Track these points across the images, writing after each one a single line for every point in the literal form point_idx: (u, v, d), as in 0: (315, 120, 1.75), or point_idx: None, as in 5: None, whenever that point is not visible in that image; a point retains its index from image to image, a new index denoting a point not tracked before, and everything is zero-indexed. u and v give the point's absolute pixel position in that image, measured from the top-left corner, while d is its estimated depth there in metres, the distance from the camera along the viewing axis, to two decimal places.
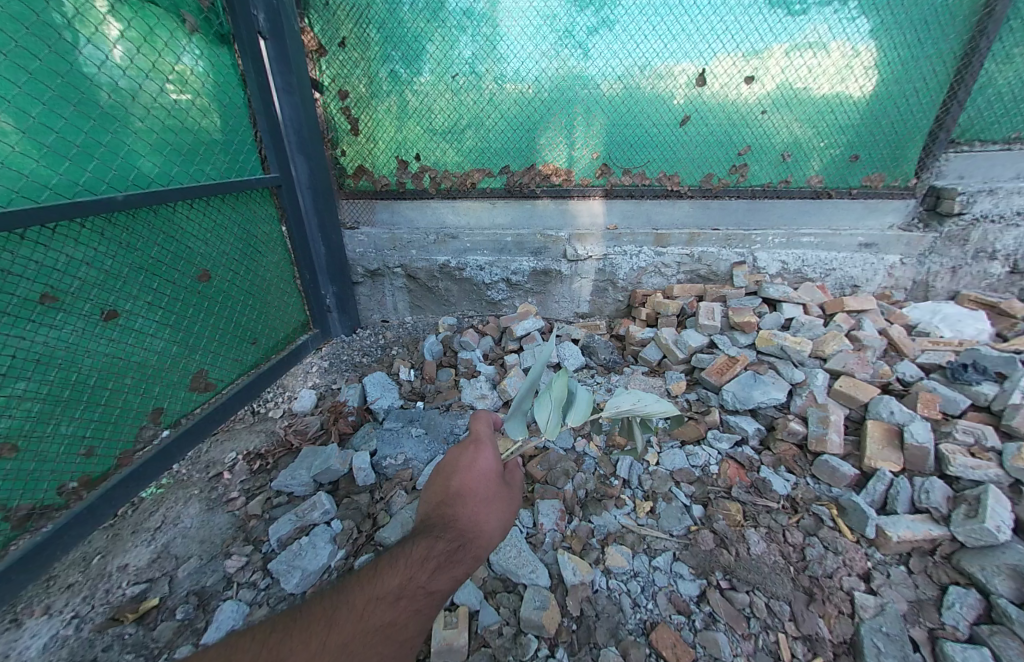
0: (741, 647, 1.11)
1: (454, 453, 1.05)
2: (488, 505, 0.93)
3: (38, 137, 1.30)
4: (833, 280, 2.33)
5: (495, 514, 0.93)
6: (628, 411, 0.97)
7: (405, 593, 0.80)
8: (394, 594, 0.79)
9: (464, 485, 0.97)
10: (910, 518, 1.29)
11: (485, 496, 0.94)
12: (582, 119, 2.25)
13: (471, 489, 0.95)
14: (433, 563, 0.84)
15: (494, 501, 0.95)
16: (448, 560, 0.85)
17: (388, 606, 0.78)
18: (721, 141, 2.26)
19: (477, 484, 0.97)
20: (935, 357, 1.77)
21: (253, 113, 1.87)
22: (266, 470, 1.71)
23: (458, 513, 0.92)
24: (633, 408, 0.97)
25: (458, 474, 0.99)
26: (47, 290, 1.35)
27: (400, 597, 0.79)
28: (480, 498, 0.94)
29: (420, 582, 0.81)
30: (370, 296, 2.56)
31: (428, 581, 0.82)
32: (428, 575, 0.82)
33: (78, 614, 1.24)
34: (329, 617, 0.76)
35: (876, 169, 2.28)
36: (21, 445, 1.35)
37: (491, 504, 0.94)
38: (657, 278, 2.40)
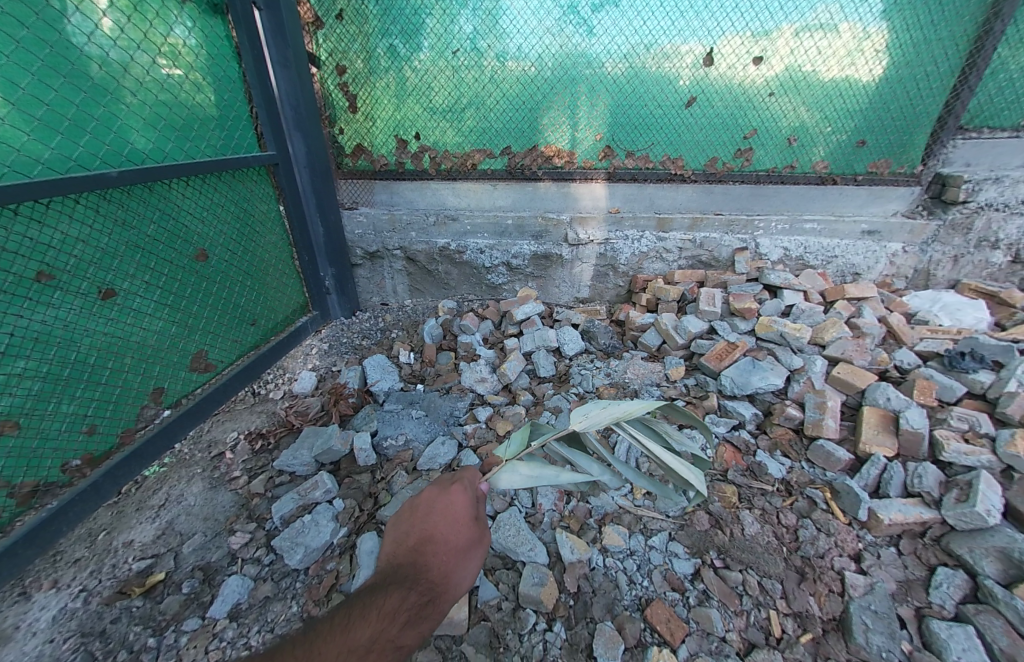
0: (734, 623, 1.15)
1: (431, 489, 0.97)
2: (462, 552, 0.89)
3: (28, 110, 1.26)
4: (834, 268, 2.32)
5: (466, 562, 0.90)
6: (598, 410, 1.05)
7: (376, 646, 0.72)
8: (365, 647, 0.71)
9: (438, 527, 0.91)
10: (902, 501, 1.32)
11: (459, 544, 0.90)
12: (586, 99, 2.20)
13: (446, 535, 0.90)
14: (403, 616, 0.78)
15: (468, 549, 0.91)
16: (419, 609, 0.80)
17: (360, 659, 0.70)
18: (726, 124, 2.22)
19: (454, 532, 0.91)
20: (933, 345, 1.77)
21: (248, 88, 1.82)
22: (268, 449, 1.72)
23: (432, 557, 0.87)
24: (602, 408, 1.05)
25: (433, 513, 0.92)
26: (42, 268, 1.34)
27: (371, 651, 0.71)
28: (456, 545, 0.89)
29: (390, 636, 0.74)
30: (369, 279, 2.54)
31: (398, 635, 0.75)
32: (400, 627, 0.76)
33: (86, 587, 1.27)
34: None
35: (882, 155, 2.26)
36: (22, 423, 1.35)
37: (464, 552, 0.90)
38: (659, 264, 2.38)
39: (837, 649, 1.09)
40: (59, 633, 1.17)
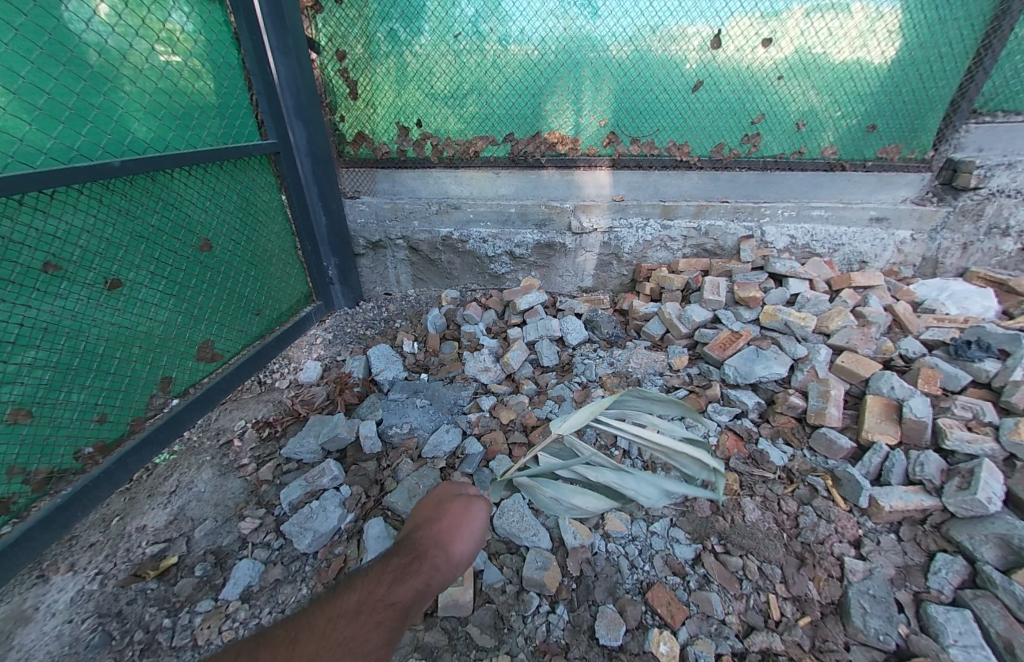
0: (734, 606, 1.17)
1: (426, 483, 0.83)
2: (462, 510, 0.72)
3: (29, 99, 1.26)
4: (841, 256, 2.30)
5: (470, 514, 0.72)
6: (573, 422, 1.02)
7: (363, 611, 0.57)
8: (349, 613, 0.56)
9: (439, 502, 0.76)
10: (903, 489, 1.33)
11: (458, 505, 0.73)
12: (590, 83, 2.16)
13: (444, 503, 0.74)
14: (390, 578, 0.61)
15: (470, 506, 0.73)
16: (411, 565, 0.63)
17: (341, 629, 0.54)
18: (733, 109, 2.19)
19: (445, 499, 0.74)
20: (939, 333, 1.76)
21: (247, 75, 1.80)
22: (275, 437, 1.75)
23: (430, 522, 0.71)
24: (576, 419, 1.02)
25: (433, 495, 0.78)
26: (49, 259, 1.35)
27: (356, 618, 0.56)
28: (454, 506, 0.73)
29: (377, 597, 0.58)
30: (372, 268, 2.54)
31: (385, 594, 0.58)
32: (388, 585, 0.59)
33: (102, 570, 1.30)
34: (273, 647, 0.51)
35: (893, 140, 2.22)
36: (35, 411, 1.37)
37: (465, 507, 0.73)
38: (663, 253, 2.36)
39: (835, 632, 1.11)
40: (78, 613, 1.20)
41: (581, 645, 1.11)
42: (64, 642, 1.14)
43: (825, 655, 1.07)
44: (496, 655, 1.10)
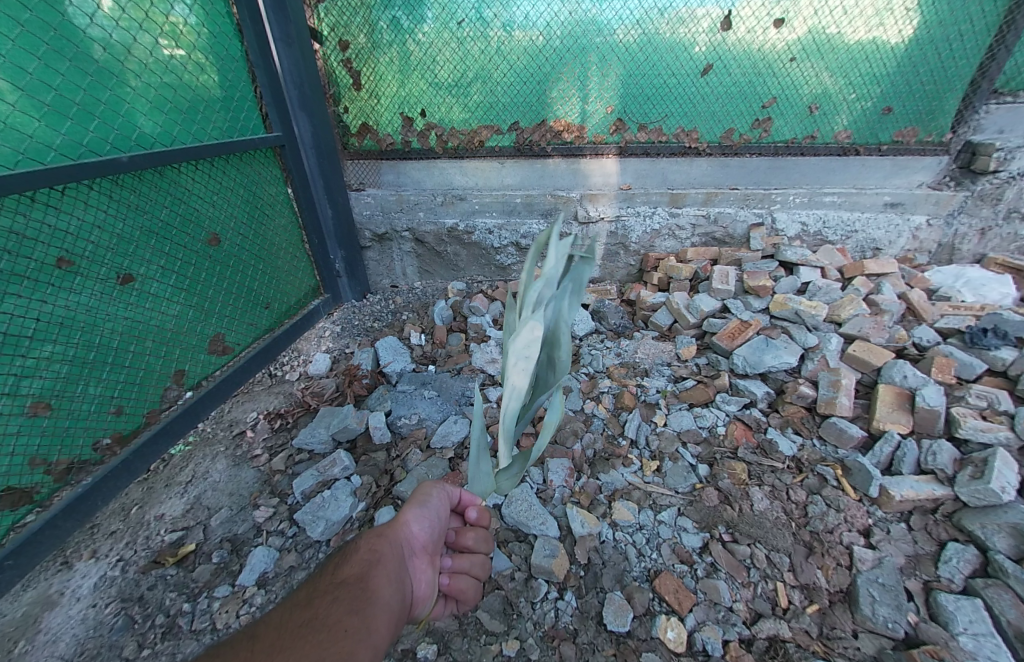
0: (741, 594, 1.18)
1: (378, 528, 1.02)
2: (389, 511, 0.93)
3: (37, 95, 1.27)
4: (854, 243, 2.25)
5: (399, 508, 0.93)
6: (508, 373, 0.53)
7: (318, 594, 0.69)
8: (305, 600, 0.68)
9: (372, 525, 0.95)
10: (914, 478, 1.32)
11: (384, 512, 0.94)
12: (596, 69, 2.12)
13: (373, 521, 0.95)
14: (337, 566, 0.77)
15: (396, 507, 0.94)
16: (355, 556, 0.80)
17: (304, 608, 0.66)
18: (744, 93, 2.13)
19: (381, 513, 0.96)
20: (954, 321, 1.74)
21: (251, 66, 1.79)
22: (287, 428, 1.78)
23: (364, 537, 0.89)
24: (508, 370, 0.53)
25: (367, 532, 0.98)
26: (63, 254, 1.37)
27: (314, 598, 0.68)
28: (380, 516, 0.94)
29: (327, 580, 0.73)
30: (379, 261, 2.55)
31: (335, 574, 0.75)
32: (334, 570, 0.75)
33: (123, 557, 1.35)
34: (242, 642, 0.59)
35: (909, 122, 2.15)
36: (54, 404, 1.41)
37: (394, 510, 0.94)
38: (671, 242, 2.34)
39: (844, 620, 1.11)
40: (101, 598, 1.25)
41: (589, 631, 1.13)
42: (89, 626, 1.18)
43: (832, 643, 1.08)
44: (505, 640, 1.12)
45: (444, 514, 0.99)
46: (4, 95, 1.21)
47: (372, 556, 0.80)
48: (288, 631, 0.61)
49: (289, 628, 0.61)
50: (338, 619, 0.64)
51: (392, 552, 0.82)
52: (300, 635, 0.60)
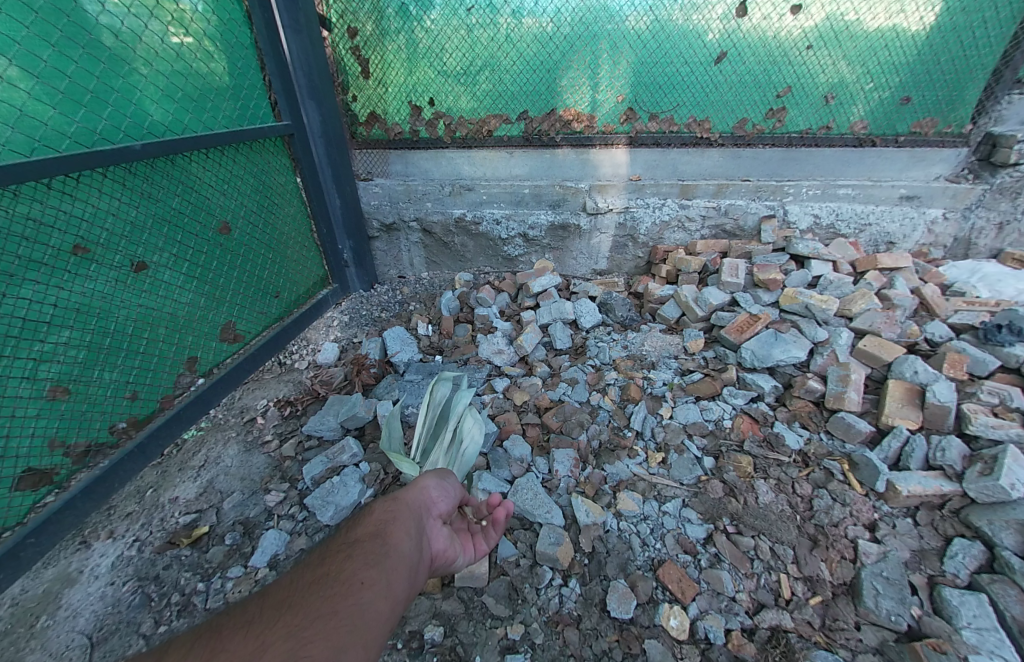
0: (744, 584, 1.19)
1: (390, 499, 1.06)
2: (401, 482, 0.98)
3: (52, 83, 1.28)
4: (867, 237, 2.21)
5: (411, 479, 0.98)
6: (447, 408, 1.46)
7: (332, 552, 0.72)
8: (319, 557, 0.71)
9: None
10: (922, 474, 1.31)
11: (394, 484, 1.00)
12: (607, 57, 2.09)
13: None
14: (351, 524, 0.80)
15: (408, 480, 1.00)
16: (371, 515, 0.83)
17: (317, 566, 0.68)
18: (758, 81, 2.09)
19: None
20: (968, 317, 1.71)
21: (261, 53, 1.78)
22: (296, 415, 1.81)
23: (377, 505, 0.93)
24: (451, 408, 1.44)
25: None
26: (78, 241, 1.39)
27: (325, 558, 0.70)
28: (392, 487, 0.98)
29: (341, 538, 0.76)
30: (386, 251, 2.55)
31: (349, 533, 0.77)
32: (348, 529, 0.78)
33: (139, 537, 1.39)
34: (257, 600, 0.61)
35: (928, 113, 2.10)
36: (72, 388, 1.44)
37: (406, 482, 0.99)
38: (680, 234, 2.31)
39: (847, 612, 1.12)
40: (118, 576, 1.29)
41: (592, 617, 1.14)
42: (107, 603, 1.22)
43: (835, 634, 1.08)
44: (510, 624, 1.15)
45: (459, 488, 1.04)
46: (17, 83, 1.23)
47: (388, 515, 0.83)
48: (301, 589, 0.63)
49: (300, 590, 0.63)
50: (352, 576, 0.66)
51: (408, 514, 0.86)
52: (310, 597, 0.61)
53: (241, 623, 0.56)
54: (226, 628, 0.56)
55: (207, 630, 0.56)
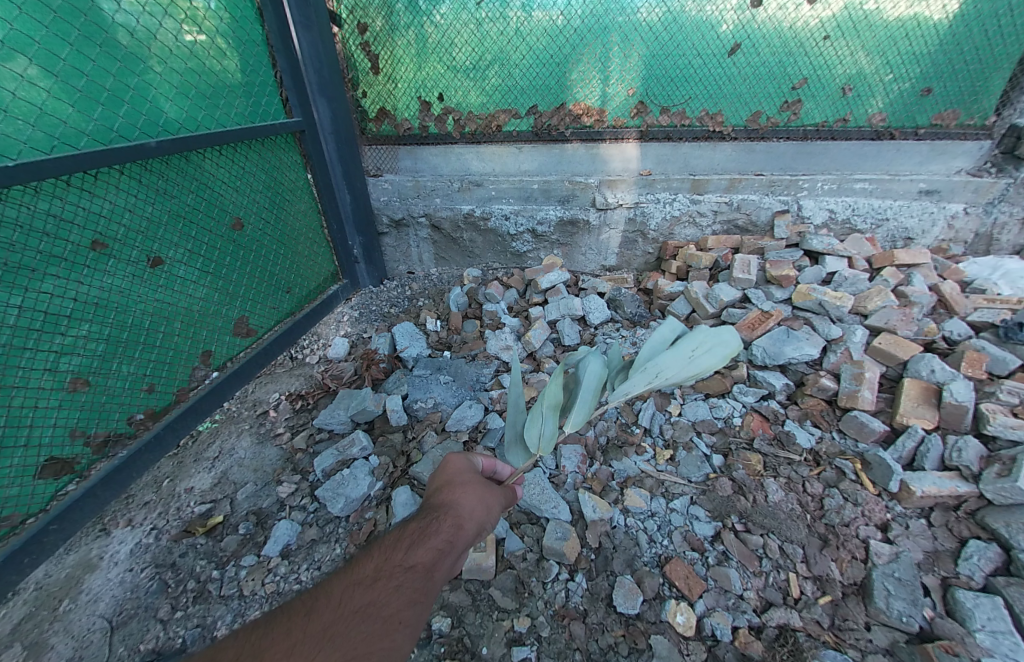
0: (752, 583, 1.18)
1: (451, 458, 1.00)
2: (468, 484, 0.89)
3: (70, 81, 1.31)
4: (884, 232, 2.16)
5: (479, 491, 0.88)
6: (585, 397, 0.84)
7: (383, 574, 0.74)
8: (370, 577, 0.73)
9: (446, 479, 0.92)
10: (937, 475, 1.29)
11: (461, 479, 0.90)
12: (618, 49, 2.06)
13: (447, 479, 0.91)
14: (409, 542, 0.78)
15: (477, 483, 0.90)
16: (431, 538, 0.79)
17: (365, 589, 0.72)
18: (773, 73, 2.06)
19: (466, 472, 0.93)
20: (988, 315, 1.67)
21: (272, 51, 1.80)
22: (307, 409, 1.84)
23: (439, 498, 0.87)
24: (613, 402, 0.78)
25: (436, 476, 0.96)
26: (97, 237, 1.42)
27: (376, 581, 0.73)
28: (457, 483, 0.89)
29: (395, 561, 0.75)
30: (396, 247, 2.57)
31: (404, 557, 0.76)
32: (404, 552, 0.76)
33: (156, 526, 1.43)
34: (305, 620, 0.67)
35: (950, 105, 2.05)
36: (92, 380, 1.48)
37: (473, 487, 0.89)
38: (691, 229, 2.29)
39: (857, 612, 1.11)
40: (137, 563, 1.33)
41: (598, 612, 1.15)
42: (126, 588, 1.26)
43: (844, 634, 1.08)
44: (517, 617, 1.16)
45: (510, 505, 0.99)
46: (38, 82, 1.25)
47: (445, 545, 0.79)
48: (344, 614, 0.68)
49: (345, 613, 0.68)
50: (393, 613, 0.69)
51: (465, 544, 0.82)
52: (351, 628, 0.66)
53: (285, 651, 0.61)
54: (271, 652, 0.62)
55: (254, 652, 0.63)
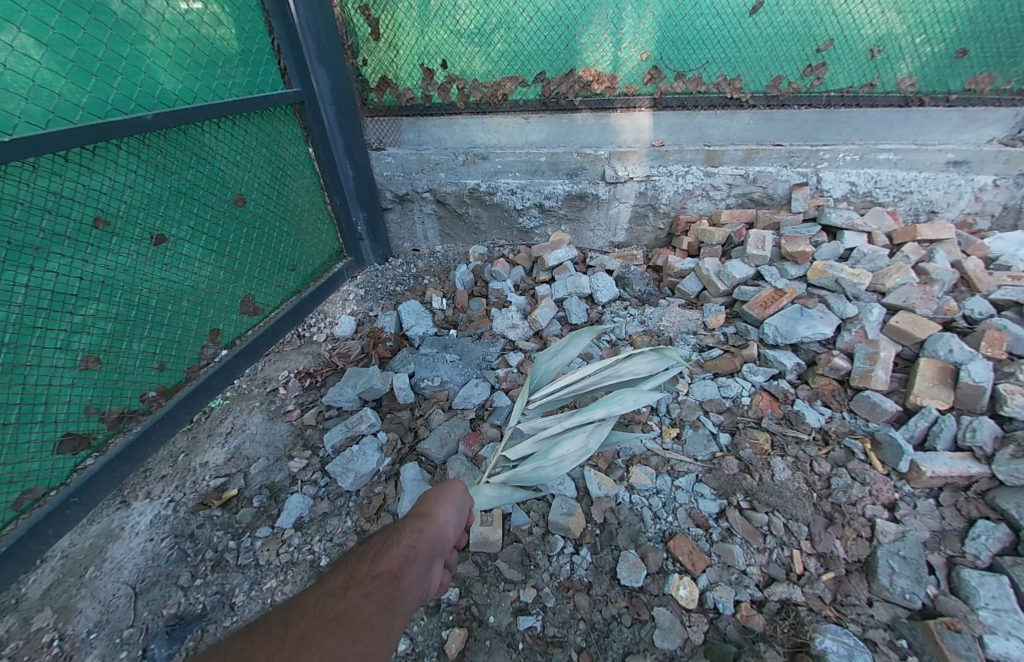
0: (755, 559, 1.20)
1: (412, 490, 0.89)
2: (429, 494, 0.79)
3: (61, 51, 1.27)
4: (907, 206, 2.07)
5: (437, 495, 0.79)
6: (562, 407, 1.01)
7: (351, 584, 0.61)
8: (337, 588, 0.60)
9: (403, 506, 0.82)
10: (948, 455, 1.27)
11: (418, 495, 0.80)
12: (632, 9, 1.95)
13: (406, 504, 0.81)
14: (372, 550, 0.66)
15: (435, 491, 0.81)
16: (393, 546, 0.67)
17: (334, 599, 0.58)
18: (797, 35, 1.94)
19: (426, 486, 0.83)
20: (1013, 292, 1.60)
21: (268, 15, 1.71)
22: (316, 386, 1.86)
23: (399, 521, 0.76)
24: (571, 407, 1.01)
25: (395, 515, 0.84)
26: (98, 214, 1.40)
27: (346, 589, 0.59)
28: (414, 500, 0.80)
29: (361, 570, 0.63)
30: (400, 224, 2.53)
31: (371, 563, 0.64)
32: (370, 559, 0.64)
33: (174, 498, 1.47)
34: (265, 625, 0.53)
35: (986, 68, 1.93)
36: (103, 358, 1.49)
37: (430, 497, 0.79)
38: (704, 203, 2.21)
39: (859, 588, 1.12)
40: (157, 534, 1.38)
41: (602, 584, 1.18)
42: (148, 557, 1.32)
43: (846, 609, 1.09)
44: (523, 588, 1.19)
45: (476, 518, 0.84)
46: (30, 52, 1.22)
47: (412, 549, 0.67)
48: (315, 622, 0.54)
49: (317, 621, 0.54)
50: (363, 619, 0.55)
51: (438, 553, 0.70)
52: (323, 636, 0.52)
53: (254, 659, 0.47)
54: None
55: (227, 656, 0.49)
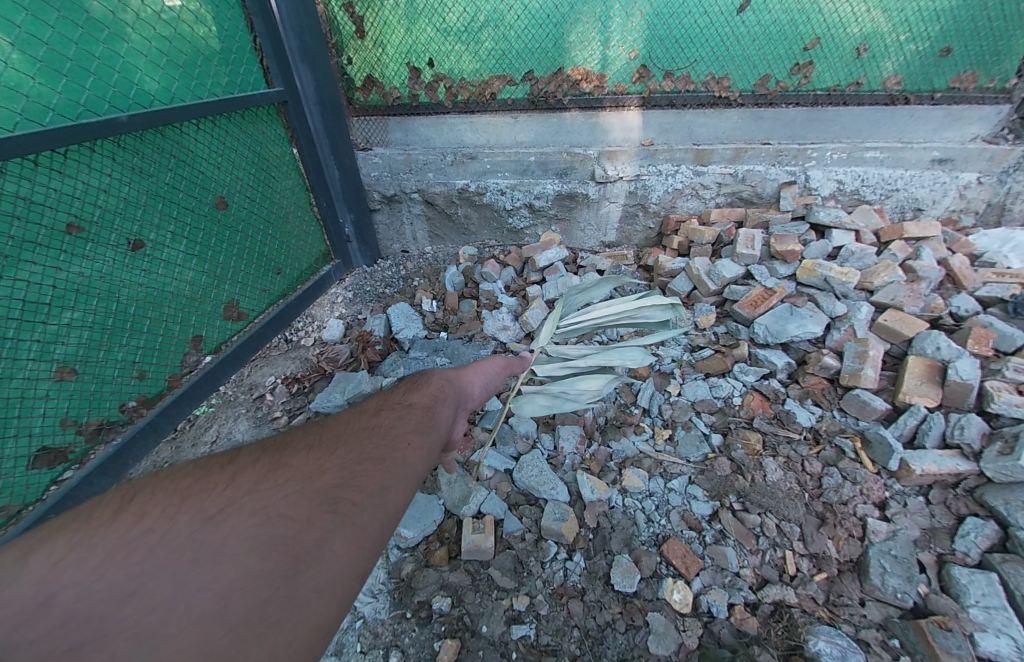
0: (748, 560, 1.19)
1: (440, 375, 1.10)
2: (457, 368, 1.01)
3: (29, 51, 1.22)
4: (893, 203, 2.09)
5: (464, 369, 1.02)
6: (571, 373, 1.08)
7: (387, 409, 0.79)
8: (376, 409, 0.78)
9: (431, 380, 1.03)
10: (937, 453, 1.28)
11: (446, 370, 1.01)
12: (620, 8, 1.94)
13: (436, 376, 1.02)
14: (406, 394, 0.85)
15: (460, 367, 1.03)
16: (425, 389, 0.88)
17: (372, 415, 0.75)
18: (784, 33, 1.93)
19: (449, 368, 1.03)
20: (997, 289, 1.62)
21: (248, 14, 1.67)
22: (304, 392, 1.83)
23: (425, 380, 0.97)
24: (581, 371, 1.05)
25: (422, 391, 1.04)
26: (71, 219, 1.36)
27: (384, 410, 0.77)
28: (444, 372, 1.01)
29: (397, 401, 0.82)
30: (389, 225, 2.49)
31: (403, 399, 0.83)
32: (406, 393, 0.84)
33: None
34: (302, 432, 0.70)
35: (969, 66, 1.94)
36: (79, 368, 1.44)
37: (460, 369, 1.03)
38: (694, 202, 2.21)
39: (852, 588, 1.12)
40: None
41: (596, 590, 1.17)
42: None
43: (839, 609, 1.09)
44: (516, 595, 1.17)
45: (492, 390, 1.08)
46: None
47: (437, 395, 0.87)
48: (355, 429, 0.70)
49: (360, 426, 0.71)
50: (399, 437, 0.70)
51: (455, 402, 0.91)
52: (365, 437, 0.68)
53: (303, 445, 0.64)
54: (235, 465, 0.59)
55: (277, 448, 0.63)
